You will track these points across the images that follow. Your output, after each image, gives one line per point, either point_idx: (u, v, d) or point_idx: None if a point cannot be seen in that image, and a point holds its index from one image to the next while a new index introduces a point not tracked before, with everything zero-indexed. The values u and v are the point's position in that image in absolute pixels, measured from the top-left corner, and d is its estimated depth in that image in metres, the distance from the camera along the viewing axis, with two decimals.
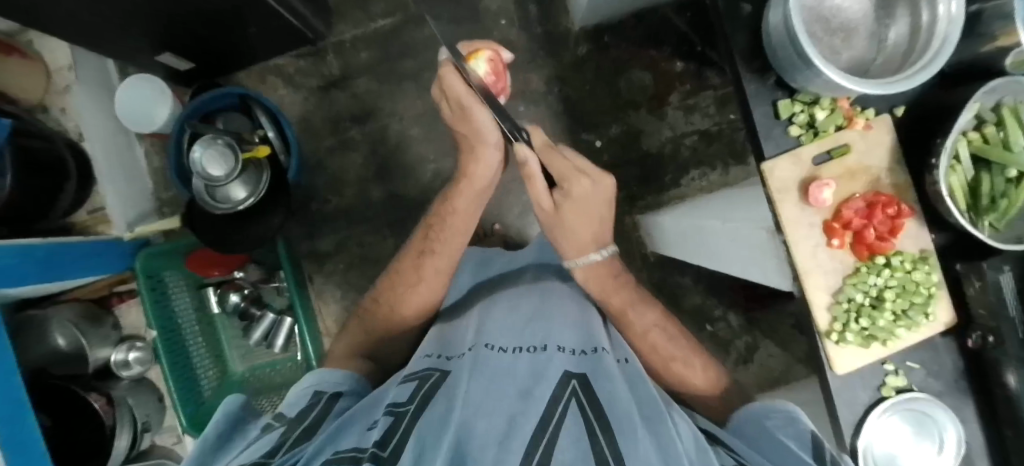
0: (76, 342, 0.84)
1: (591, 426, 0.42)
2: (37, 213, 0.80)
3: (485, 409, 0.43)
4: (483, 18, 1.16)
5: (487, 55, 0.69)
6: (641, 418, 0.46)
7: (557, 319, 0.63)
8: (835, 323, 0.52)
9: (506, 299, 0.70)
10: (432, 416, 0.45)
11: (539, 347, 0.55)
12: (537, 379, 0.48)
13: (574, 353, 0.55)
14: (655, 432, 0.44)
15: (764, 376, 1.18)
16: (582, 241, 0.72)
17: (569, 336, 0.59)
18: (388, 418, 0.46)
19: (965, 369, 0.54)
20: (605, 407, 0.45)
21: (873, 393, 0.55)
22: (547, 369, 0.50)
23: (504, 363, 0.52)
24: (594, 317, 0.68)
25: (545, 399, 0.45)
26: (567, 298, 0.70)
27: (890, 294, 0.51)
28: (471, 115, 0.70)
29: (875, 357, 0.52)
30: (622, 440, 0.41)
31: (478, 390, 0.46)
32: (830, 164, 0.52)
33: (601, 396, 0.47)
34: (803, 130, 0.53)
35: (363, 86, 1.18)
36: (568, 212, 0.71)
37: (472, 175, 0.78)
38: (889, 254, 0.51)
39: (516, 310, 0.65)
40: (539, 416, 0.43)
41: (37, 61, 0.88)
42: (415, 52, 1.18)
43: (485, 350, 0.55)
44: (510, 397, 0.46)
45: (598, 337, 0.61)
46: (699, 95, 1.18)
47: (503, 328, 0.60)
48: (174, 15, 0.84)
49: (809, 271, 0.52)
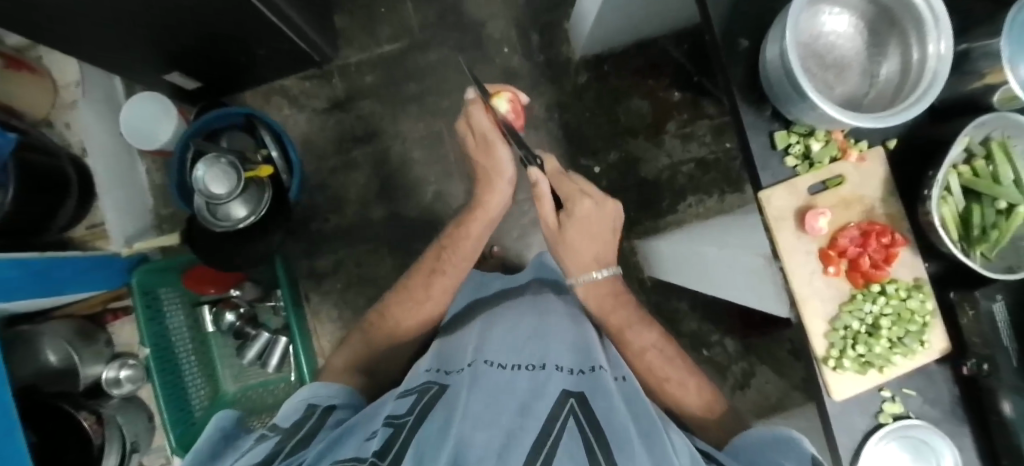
0: (67, 358, 0.83)
1: (589, 444, 0.42)
2: (36, 226, 0.80)
3: (484, 422, 0.43)
4: (486, 46, 1.20)
5: (508, 96, 0.81)
6: (638, 434, 0.45)
7: (557, 334, 0.61)
8: (832, 350, 0.53)
9: (508, 316, 0.68)
10: (430, 429, 0.44)
11: (537, 364, 0.54)
12: (535, 396, 0.48)
13: (573, 371, 0.54)
14: (653, 447, 0.44)
15: (761, 404, 1.18)
16: (586, 259, 0.79)
17: (569, 354, 0.58)
18: (388, 429, 0.45)
19: (962, 397, 0.55)
20: (602, 423, 0.45)
21: (870, 421, 0.55)
22: (546, 387, 0.49)
23: (501, 379, 0.51)
24: (593, 333, 0.67)
25: (543, 414, 0.45)
26: (566, 314, 0.69)
27: (887, 322, 0.52)
28: (493, 149, 0.83)
29: (872, 384, 0.53)
30: (618, 452, 0.41)
31: (478, 403, 0.46)
32: (825, 194, 0.54)
33: (599, 415, 0.46)
34: (798, 161, 0.54)
35: (367, 109, 1.20)
36: (572, 228, 0.81)
37: (487, 203, 0.86)
38: (884, 282, 0.53)
39: (514, 324, 0.64)
40: (537, 432, 0.42)
41: (45, 76, 0.89)
42: (419, 77, 1.21)
43: (484, 366, 0.54)
44: (509, 412, 0.45)
45: (596, 353, 0.61)
46: (695, 124, 1.21)
47: (502, 343, 0.59)
48: (184, 35, 0.86)
49: (806, 298, 0.53)
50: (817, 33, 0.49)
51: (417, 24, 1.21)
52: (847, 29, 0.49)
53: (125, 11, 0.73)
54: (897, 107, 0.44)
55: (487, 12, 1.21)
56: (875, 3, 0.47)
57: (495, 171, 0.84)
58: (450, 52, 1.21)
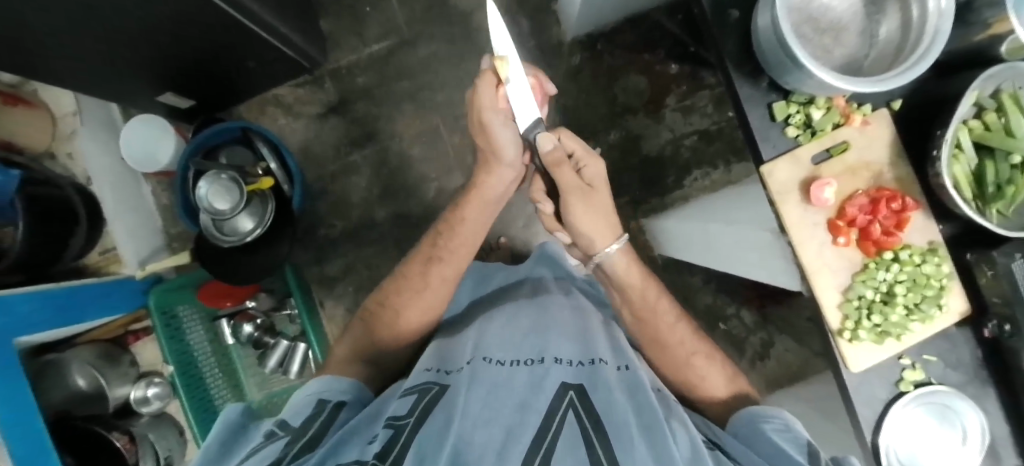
0: (95, 382, 0.85)
1: (588, 437, 0.43)
2: (51, 258, 0.82)
3: (485, 420, 0.44)
4: (475, 36, 1.18)
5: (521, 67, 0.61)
6: (636, 424, 0.45)
7: (558, 328, 0.61)
8: (847, 322, 0.52)
9: (504, 315, 0.68)
10: (431, 430, 0.45)
11: (536, 357, 0.54)
12: (535, 388, 0.49)
13: (572, 362, 0.54)
14: (650, 441, 0.44)
15: (782, 373, 1.17)
16: (595, 224, 0.66)
17: (569, 345, 0.58)
18: (389, 431, 0.46)
19: (985, 359, 0.53)
20: (603, 415, 0.45)
21: (891, 389, 0.54)
22: (544, 380, 0.50)
23: (500, 376, 0.51)
24: (597, 323, 0.67)
25: (542, 409, 0.45)
26: (569, 307, 0.70)
27: (901, 288, 0.51)
28: (490, 132, 0.70)
29: (890, 352, 0.52)
30: (613, 447, 0.42)
31: (479, 401, 0.46)
32: (830, 162, 0.52)
33: (599, 406, 0.47)
34: (800, 130, 0.53)
35: (361, 111, 1.20)
36: (599, 190, 0.66)
37: (483, 185, 0.79)
38: (897, 248, 0.51)
39: (517, 320, 0.65)
40: (536, 426, 0.43)
41: (45, 110, 0.91)
42: (410, 73, 1.19)
43: (482, 362, 0.55)
44: (507, 411, 0.46)
45: (597, 342, 0.61)
46: (696, 96, 1.18)
47: (501, 339, 0.60)
48: (173, 54, 0.86)
49: (817, 271, 0.52)
50: None
51: (404, 20, 1.19)
52: None
53: (107, 36, 0.73)
54: (900, 67, 0.42)
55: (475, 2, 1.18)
56: None
57: (494, 156, 0.74)
58: (440, 46, 1.19)
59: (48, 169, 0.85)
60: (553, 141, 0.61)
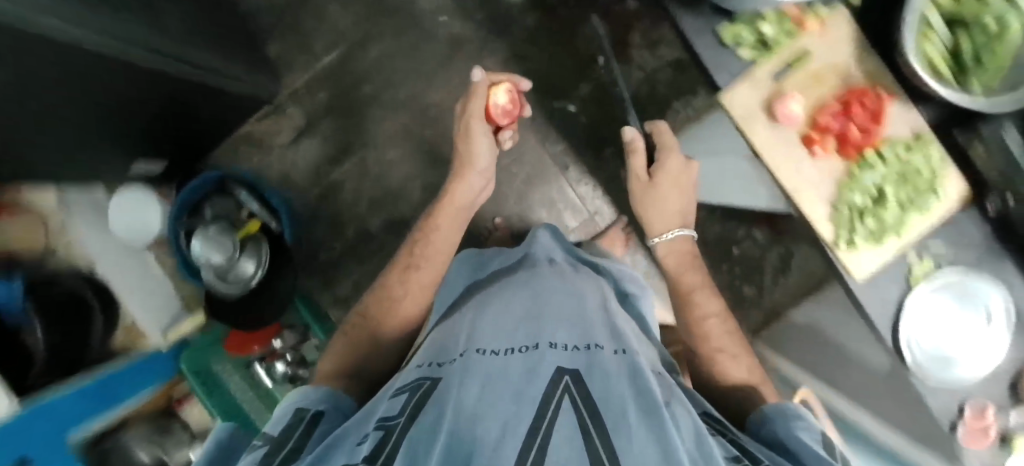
0: (155, 456, 0.94)
1: (584, 425, 0.39)
2: (78, 348, 0.86)
3: (476, 416, 0.42)
4: (422, 23, 1.15)
5: (506, 88, 0.88)
6: (635, 411, 0.43)
7: (552, 317, 0.60)
8: (841, 233, 0.50)
9: (499, 302, 0.68)
10: (422, 432, 0.42)
11: (529, 346, 0.53)
12: (528, 379, 0.47)
13: (564, 348, 0.53)
14: (652, 425, 0.41)
15: (809, 284, 1.14)
16: (673, 211, 0.74)
17: (564, 331, 0.57)
18: (378, 434, 0.44)
19: (995, 234, 0.51)
20: (598, 401, 0.43)
21: (902, 287, 0.53)
22: (539, 367, 0.48)
23: (492, 370, 0.50)
24: (592, 304, 0.66)
25: (536, 399, 0.43)
26: (562, 291, 0.68)
27: (892, 187, 0.49)
28: (471, 141, 0.83)
29: (892, 253, 0.50)
30: (611, 433, 0.39)
31: (473, 398, 0.45)
32: (792, 75, 0.50)
33: (594, 392, 0.45)
34: (755, 51, 0.49)
35: (331, 126, 1.18)
36: (663, 184, 0.73)
37: (454, 192, 0.84)
38: (879, 148, 0.49)
39: (510, 310, 0.64)
40: (531, 418, 0.40)
41: (30, 211, 0.93)
42: (368, 77, 1.16)
43: (476, 357, 0.54)
44: (505, 401, 0.43)
45: (592, 327, 0.59)
46: (660, 25, 1.12)
47: (495, 330, 0.60)
48: (147, 124, 0.88)
49: (801, 190, 0.51)
50: None
51: (348, 24, 1.16)
52: None
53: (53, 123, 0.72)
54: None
55: None
56: None
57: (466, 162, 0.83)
58: (390, 42, 1.15)
59: (56, 269, 0.89)
60: (631, 132, 0.74)
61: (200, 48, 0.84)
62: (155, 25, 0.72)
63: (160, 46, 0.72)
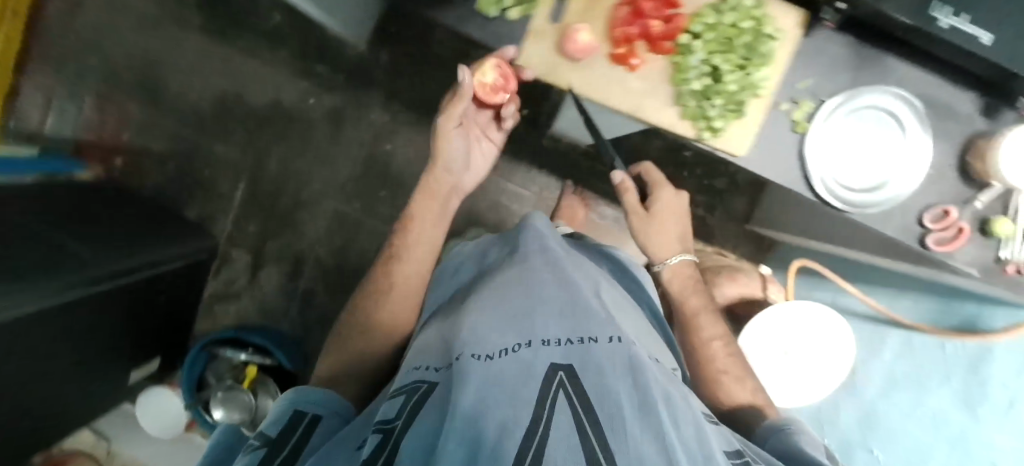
0: None
1: (585, 436, 0.24)
2: None
3: (466, 418, 0.25)
4: (295, 111, 1.09)
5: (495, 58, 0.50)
6: (638, 406, 0.28)
7: (545, 292, 0.40)
8: (700, 125, 0.48)
9: (485, 290, 0.40)
10: (417, 438, 0.26)
11: (519, 339, 0.32)
12: (519, 376, 0.28)
13: (560, 340, 0.33)
14: (653, 419, 0.26)
15: None
16: (670, 239, 0.62)
17: (561, 306, 0.37)
18: (369, 445, 0.28)
19: (857, 40, 0.47)
20: (598, 406, 0.27)
21: (795, 140, 0.49)
22: (530, 362, 0.30)
23: (483, 368, 0.29)
24: (580, 271, 0.46)
25: (526, 403, 0.26)
26: (543, 253, 0.47)
27: (722, 57, 0.46)
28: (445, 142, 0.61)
29: (757, 117, 0.47)
30: (614, 438, 0.24)
31: (464, 395, 0.26)
32: (571, 6, 0.47)
33: (599, 394, 0.28)
34: (523, 4, 0.47)
35: (276, 250, 1.12)
36: (662, 216, 0.61)
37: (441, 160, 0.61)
38: (690, 27, 0.46)
39: (500, 284, 0.42)
40: (523, 432, 0.24)
41: (80, 455, 0.96)
42: (280, 189, 1.11)
43: (465, 358, 0.30)
44: (497, 400, 0.26)
45: (590, 307, 0.39)
46: None
47: (491, 308, 0.37)
48: (107, 342, 0.79)
49: (640, 106, 0.48)
50: None
51: (234, 155, 1.10)
52: None
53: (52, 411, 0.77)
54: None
55: (268, 88, 1.07)
56: None
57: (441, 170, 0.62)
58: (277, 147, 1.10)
59: None
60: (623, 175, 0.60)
61: (133, 253, 0.81)
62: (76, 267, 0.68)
63: (97, 277, 0.69)
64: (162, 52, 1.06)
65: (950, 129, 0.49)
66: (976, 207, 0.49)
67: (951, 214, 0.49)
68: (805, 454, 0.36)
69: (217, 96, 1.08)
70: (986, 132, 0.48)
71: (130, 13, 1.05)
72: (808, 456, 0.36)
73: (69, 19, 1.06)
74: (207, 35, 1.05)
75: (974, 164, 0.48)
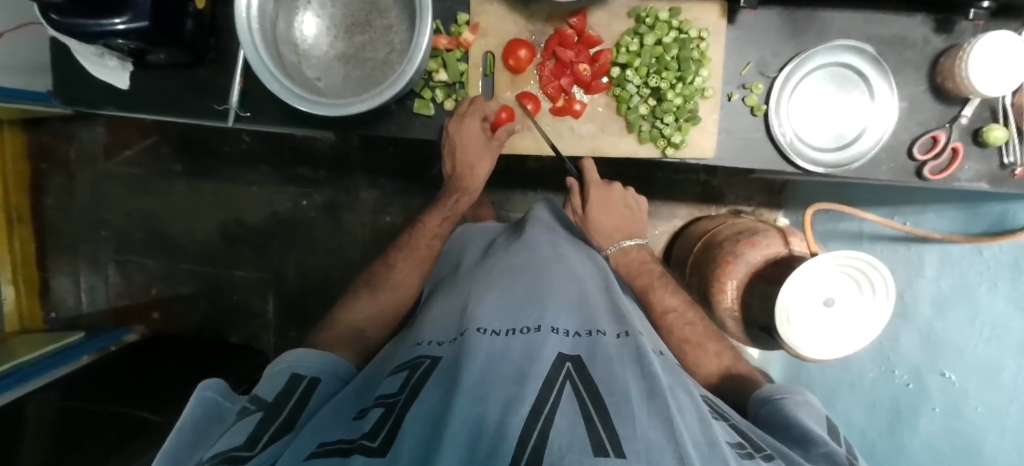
0: None
1: (587, 410, 0.29)
2: None
3: (478, 394, 0.29)
4: (285, 214, 1.07)
5: (546, 105, 0.50)
6: (640, 395, 0.31)
7: (557, 284, 0.44)
8: (659, 142, 0.48)
9: (486, 280, 0.45)
10: (425, 407, 0.30)
11: (531, 325, 0.37)
12: (529, 357, 0.33)
13: (569, 333, 0.38)
14: (655, 406, 0.30)
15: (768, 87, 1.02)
16: (610, 228, 0.59)
17: (565, 306, 0.41)
18: (377, 412, 0.32)
19: (783, 13, 0.46)
20: (608, 386, 0.31)
21: (757, 121, 0.48)
22: (536, 347, 0.35)
23: (492, 345, 0.34)
24: (582, 265, 0.49)
25: (537, 383, 0.31)
26: (550, 245, 0.50)
27: (654, 76, 0.47)
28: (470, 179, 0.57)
29: (711, 116, 0.48)
30: (615, 420, 0.28)
31: (473, 373, 0.31)
32: (497, 81, 0.50)
33: (602, 378, 0.32)
34: (453, 96, 0.50)
35: None
36: (603, 210, 0.58)
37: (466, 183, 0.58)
38: (615, 59, 0.48)
39: (512, 270, 0.45)
40: (530, 406, 0.29)
41: None
42: (303, 288, 1.07)
43: (476, 334, 0.36)
44: (507, 382, 0.31)
45: (593, 303, 0.43)
46: None
47: (495, 295, 0.42)
48: None
49: (599, 145, 0.50)
50: (320, 65, 0.49)
51: (245, 276, 1.08)
52: (328, 38, 0.49)
53: None
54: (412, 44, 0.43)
55: (262, 204, 1.07)
56: (345, 6, 0.48)
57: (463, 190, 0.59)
58: (281, 254, 1.07)
59: None
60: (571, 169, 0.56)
61: None
62: (143, 432, 0.67)
63: None
64: (153, 205, 1.10)
65: (909, 58, 0.47)
66: (963, 123, 0.47)
67: (940, 139, 0.47)
68: (800, 425, 0.37)
69: (220, 228, 1.09)
70: (948, 49, 0.46)
71: (118, 181, 1.09)
72: (803, 430, 0.36)
73: (67, 204, 1.11)
74: (188, 175, 1.08)
75: (946, 84, 0.46)
